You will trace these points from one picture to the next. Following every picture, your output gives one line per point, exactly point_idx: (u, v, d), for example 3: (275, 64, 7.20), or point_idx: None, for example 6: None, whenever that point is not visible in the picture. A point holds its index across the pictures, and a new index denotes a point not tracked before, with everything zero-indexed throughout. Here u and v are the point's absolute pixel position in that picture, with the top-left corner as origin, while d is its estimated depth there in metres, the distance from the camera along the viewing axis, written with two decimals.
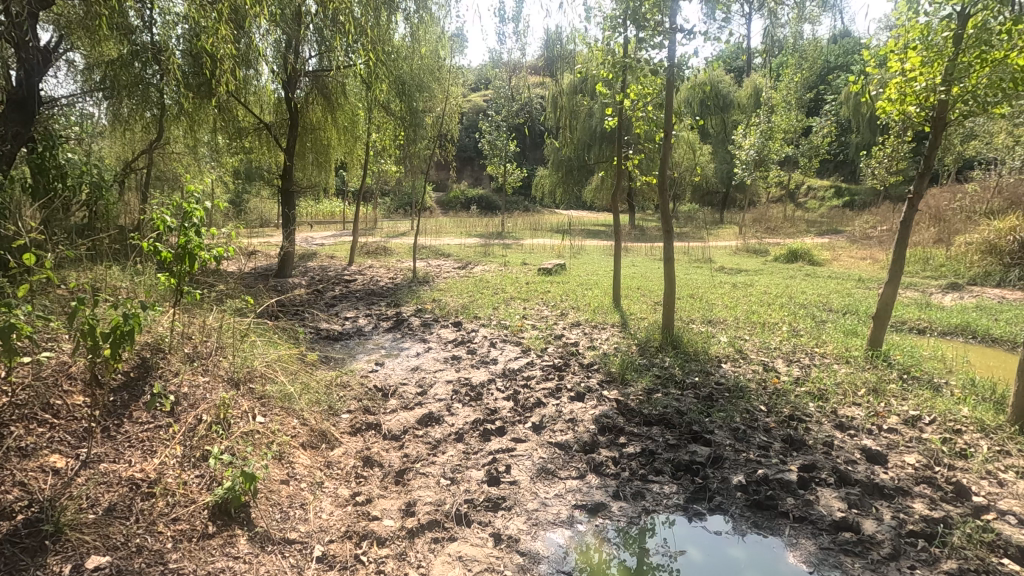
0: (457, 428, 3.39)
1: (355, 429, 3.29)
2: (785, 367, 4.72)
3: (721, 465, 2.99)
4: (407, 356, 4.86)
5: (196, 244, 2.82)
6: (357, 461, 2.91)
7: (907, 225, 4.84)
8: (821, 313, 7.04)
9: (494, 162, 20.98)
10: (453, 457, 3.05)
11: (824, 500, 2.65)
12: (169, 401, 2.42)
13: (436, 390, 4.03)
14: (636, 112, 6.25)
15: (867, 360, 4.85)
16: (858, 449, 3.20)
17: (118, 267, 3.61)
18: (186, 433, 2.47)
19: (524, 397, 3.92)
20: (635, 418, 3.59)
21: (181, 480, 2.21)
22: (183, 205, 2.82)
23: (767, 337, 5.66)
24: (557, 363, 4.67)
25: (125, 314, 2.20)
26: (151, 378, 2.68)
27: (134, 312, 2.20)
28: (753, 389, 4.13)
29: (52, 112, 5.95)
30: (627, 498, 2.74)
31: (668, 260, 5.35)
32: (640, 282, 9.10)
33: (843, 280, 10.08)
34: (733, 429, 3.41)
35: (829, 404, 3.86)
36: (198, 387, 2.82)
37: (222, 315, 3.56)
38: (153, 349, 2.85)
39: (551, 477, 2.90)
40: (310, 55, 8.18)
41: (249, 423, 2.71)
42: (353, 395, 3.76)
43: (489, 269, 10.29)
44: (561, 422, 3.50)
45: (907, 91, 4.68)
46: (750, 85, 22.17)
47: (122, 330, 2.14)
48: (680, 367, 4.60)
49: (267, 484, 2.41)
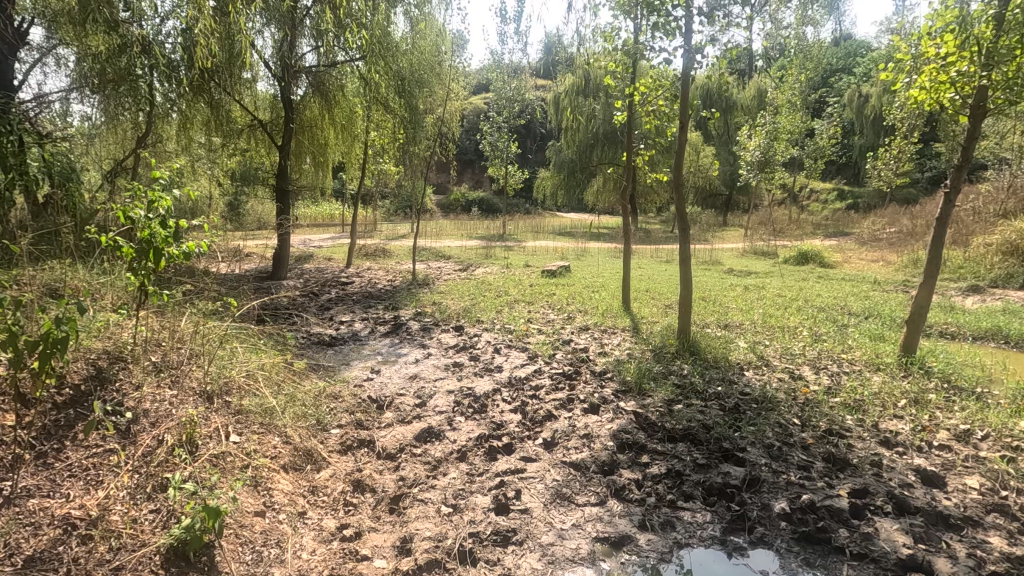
0: (459, 445, 3.04)
1: (345, 447, 2.93)
2: (814, 375, 4.38)
3: (759, 490, 2.64)
4: (404, 363, 4.51)
5: (161, 238, 2.53)
6: (346, 486, 2.56)
7: (944, 223, 4.48)
8: (843, 317, 6.67)
9: (495, 163, 20.68)
10: (455, 480, 2.69)
11: (885, 533, 2.29)
12: (114, 422, 2.06)
13: (436, 401, 3.67)
14: (647, 105, 5.93)
15: (901, 368, 4.49)
16: (911, 470, 2.84)
17: (83, 267, 3.28)
18: (141, 459, 2.12)
19: (533, 409, 3.56)
20: (658, 433, 3.24)
21: (130, 517, 1.86)
22: (147, 193, 2.54)
23: (790, 343, 5.31)
24: (568, 371, 4.31)
25: (57, 318, 1.85)
26: (104, 393, 2.33)
27: (69, 317, 1.86)
28: (783, 400, 3.77)
29: (43, 112, 5.64)
30: (655, 529, 2.38)
31: (684, 260, 4.98)
32: (648, 285, 8.77)
33: (857, 282, 9.74)
34: (767, 446, 3.07)
35: (870, 417, 3.51)
36: (163, 401, 2.47)
37: (198, 318, 3.22)
38: (112, 359, 2.51)
39: (568, 504, 2.54)
40: (306, 50, 7.82)
41: (220, 444, 2.37)
42: (344, 407, 3.40)
43: (491, 271, 9.94)
44: (575, 439, 3.15)
45: (941, 78, 4.28)
46: (754, 85, 21.86)
47: (54, 337, 1.79)
48: (700, 375, 4.25)
49: (236, 518, 2.05)
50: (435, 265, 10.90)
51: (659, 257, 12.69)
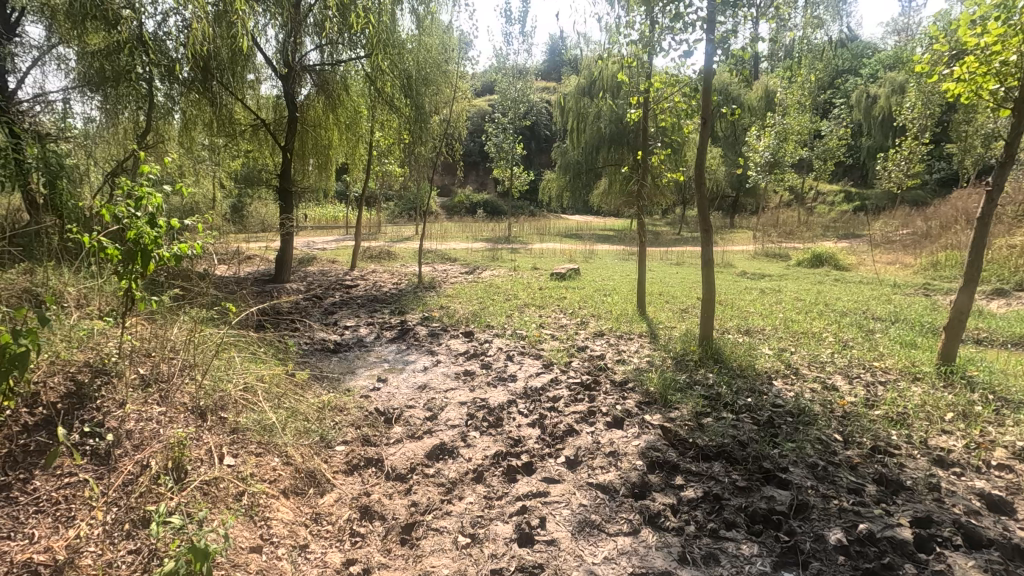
0: (475, 464, 2.79)
1: (351, 466, 2.68)
2: (848, 386, 4.10)
3: (808, 517, 2.38)
4: (412, 372, 4.26)
5: (149, 239, 2.28)
6: (353, 513, 2.31)
7: (986, 224, 4.19)
8: (869, 322, 6.38)
9: (500, 165, 20.43)
10: (472, 505, 2.44)
11: (960, 571, 2.04)
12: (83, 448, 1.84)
13: (448, 414, 3.43)
14: (663, 102, 5.72)
15: (942, 378, 4.20)
16: (974, 494, 2.59)
17: (69, 272, 3.10)
18: (122, 490, 1.91)
19: (552, 424, 3.31)
20: (690, 451, 2.99)
21: (104, 562, 1.64)
22: (134, 190, 2.30)
23: (817, 349, 5.04)
24: (586, 381, 4.06)
25: (15, 329, 1.69)
26: (82, 413, 2.12)
27: (28, 328, 1.71)
28: (820, 413, 3.50)
29: (41, 110, 5.43)
30: (697, 564, 2.12)
31: (706, 263, 4.71)
32: (661, 288, 8.51)
33: (876, 285, 9.45)
34: (811, 465, 2.81)
35: (917, 433, 3.24)
36: (150, 420, 2.27)
37: (194, 326, 3.02)
38: (95, 372, 2.30)
39: (598, 534, 2.29)
40: (309, 47, 7.59)
41: (212, 470, 2.15)
42: (350, 421, 3.16)
43: (498, 274, 9.70)
44: (600, 457, 2.90)
45: (981, 72, 4.00)
46: (761, 85, 21.57)
47: (9, 352, 1.64)
48: (727, 385, 3.98)
49: (229, 557, 1.82)
50: (441, 268, 10.67)
51: (669, 260, 12.41)
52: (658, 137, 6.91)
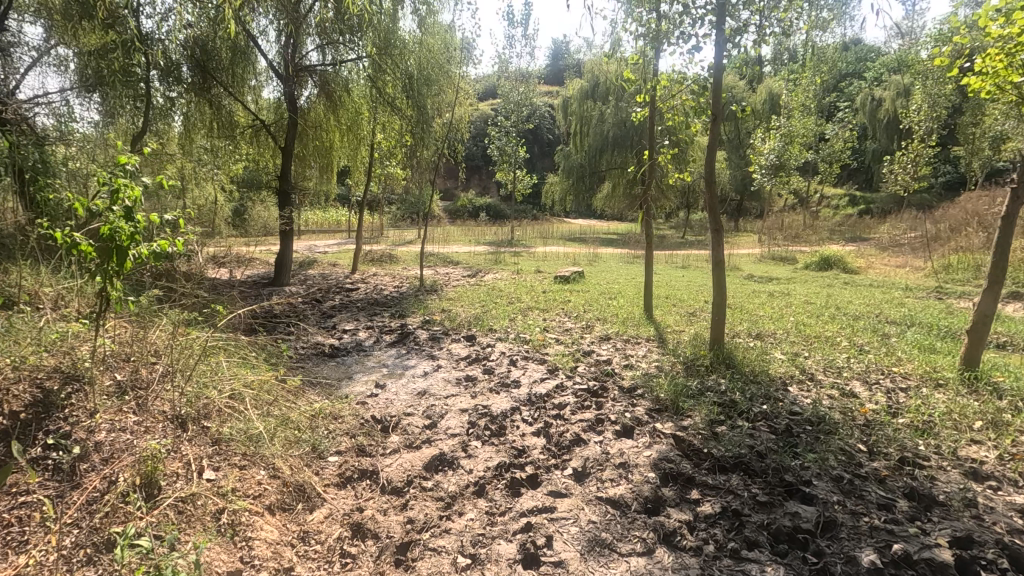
0: (476, 477, 2.61)
1: (344, 479, 2.51)
2: (868, 392, 3.91)
3: (836, 536, 2.20)
4: (411, 377, 4.08)
5: (124, 235, 2.11)
6: (345, 530, 2.14)
7: (1010, 225, 3.99)
8: (883, 326, 6.19)
9: (502, 169, 20.28)
10: (472, 522, 2.26)
11: None
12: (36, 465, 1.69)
13: (448, 422, 3.25)
14: (669, 100, 5.51)
15: (966, 385, 4.01)
16: (1014, 511, 2.40)
17: (48, 275, 2.99)
18: (87, 509, 1.76)
19: (557, 433, 3.13)
20: (705, 463, 2.80)
21: None
22: (108, 182, 2.13)
23: (833, 354, 4.85)
24: (593, 387, 3.87)
25: None
26: (45, 425, 1.99)
27: None
28: (841, 421, 3.31)
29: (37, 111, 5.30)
30: None
31: (715, 264, 4.52)
32: (667, 291, 8.31)
33: (886, 288, 9.26)
34: (836, 478, 2.62)
35: (945, 443, 3.05)
36: (123, 432, 2.13)
37: (178, 329, 2.89)
38: (65, 379, 2.18)
39: (609, 553, 2.11)
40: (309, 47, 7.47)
41: (190, 486, 1.99)
42: (344, 430, 2.99)
43: (501, 277, 9.53)
44: (611, 469, 2.71)
45: (1003, 65, 3.78)
46: (766, 88, 21.39)
47: None
48: (741, 392, 3.79)
49: None
50: (443, 271, 10.51)
51: (675, 263, 12.22)
52: (664, 136, 6.72)
